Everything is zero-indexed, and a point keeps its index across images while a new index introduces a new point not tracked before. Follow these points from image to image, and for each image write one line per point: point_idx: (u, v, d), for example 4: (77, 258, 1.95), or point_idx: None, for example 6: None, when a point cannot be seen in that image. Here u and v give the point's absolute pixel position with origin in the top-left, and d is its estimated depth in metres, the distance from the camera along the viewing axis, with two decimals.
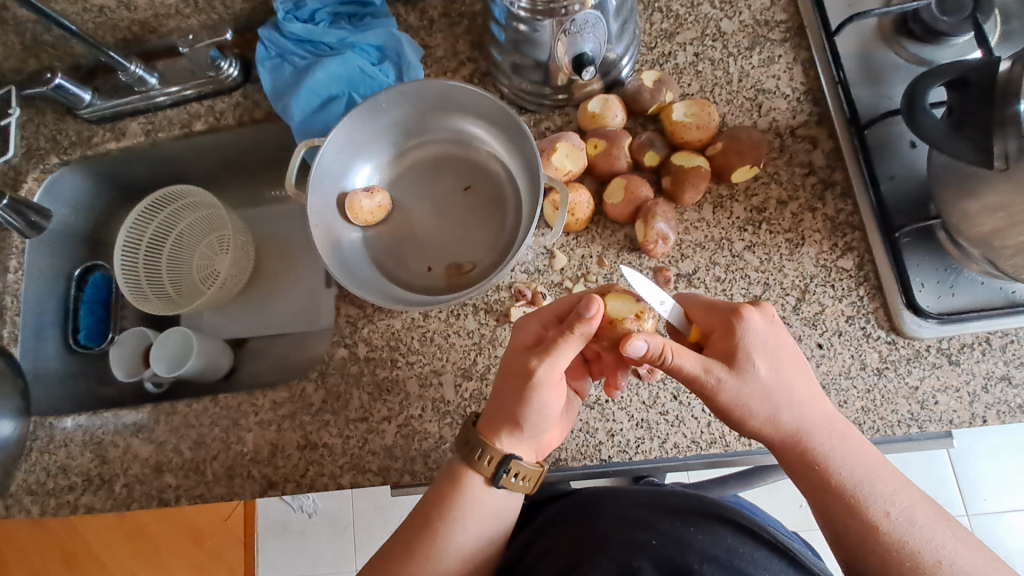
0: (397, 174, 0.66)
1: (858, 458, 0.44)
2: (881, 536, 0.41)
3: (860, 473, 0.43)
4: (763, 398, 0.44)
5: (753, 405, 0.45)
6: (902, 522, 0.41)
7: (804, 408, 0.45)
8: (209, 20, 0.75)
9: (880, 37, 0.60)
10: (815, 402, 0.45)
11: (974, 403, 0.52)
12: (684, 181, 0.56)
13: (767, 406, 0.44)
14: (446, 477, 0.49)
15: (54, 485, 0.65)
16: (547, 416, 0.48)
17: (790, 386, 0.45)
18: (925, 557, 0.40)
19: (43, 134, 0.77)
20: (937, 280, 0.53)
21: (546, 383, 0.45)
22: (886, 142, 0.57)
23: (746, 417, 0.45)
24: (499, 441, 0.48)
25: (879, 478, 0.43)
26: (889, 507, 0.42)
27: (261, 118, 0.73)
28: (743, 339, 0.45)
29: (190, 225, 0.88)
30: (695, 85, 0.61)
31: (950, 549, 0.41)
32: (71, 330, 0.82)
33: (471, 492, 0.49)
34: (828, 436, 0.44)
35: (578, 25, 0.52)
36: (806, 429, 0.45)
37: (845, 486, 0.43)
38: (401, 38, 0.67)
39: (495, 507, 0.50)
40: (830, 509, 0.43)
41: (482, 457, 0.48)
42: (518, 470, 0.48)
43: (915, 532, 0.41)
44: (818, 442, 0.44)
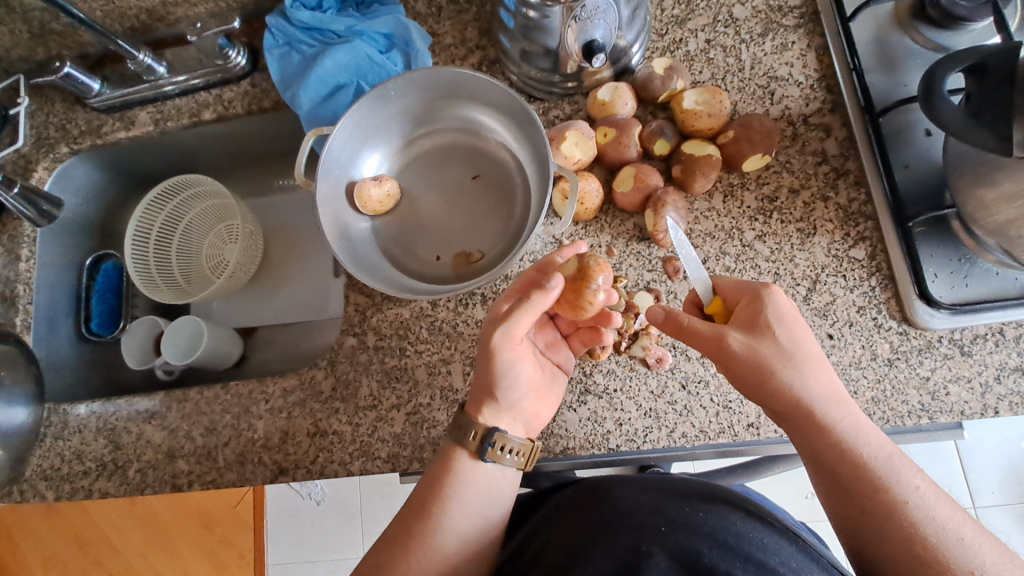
0: (406, 162, 0.66)
1: (877, 439, 0.44)
2: (901, 514, 0.41)
3: (882, 455, 0.43)
4: (792, 364, 0.45)
5: (781, 369, 0.44)
6: (924, 501, 0.41)
7: (828, 384, 0.45)
8: (216, 7, 0.74)
9: (897, 22, 0.58)
10: (835, 377, 0.46)
11: (985, 394, 0.51)
12: (694, 169, 0.55)
13: (796, 373, 0.45)
14: (440, 461, 0.50)
15: (69, 470, 0.66)
16: (516, 382, 0.50)
17: (814, 356, 0.46)
18: (943, 536, 0.40)
19: (52, 123, 0.78)
20: (950, 270, 0.53)
21: (505, 346, 0.49)
22: (901, 130, 0.56)
23: (773, 383, 0.45)
24: (483, 415, 0.50)
25: (897, 458, 0.43)
26: (909, 488, 0.42)
27: (269, 108, 0.72)
28: (769, 307, 0.46)
29: (199, 214, 0.88)
30: (707, 72, 0.60)
31: (967, 530, 0.40)
32: (83, 318, 0.83)
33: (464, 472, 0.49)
34: (847, 412, 0.45)
35: (588, 11, 0.52)
36: (830, 402, 0.45)
37: (864, 464, 0.43)
38: (409, 26, 0.66)
39: (492, 488, 0.51)
40: (851, 487, 0.43)
41: (468, 435, 0.50)
42: (505, 444, 0.49)
43: (934, 511, 0.41)
44: (837, 418, 0.44)
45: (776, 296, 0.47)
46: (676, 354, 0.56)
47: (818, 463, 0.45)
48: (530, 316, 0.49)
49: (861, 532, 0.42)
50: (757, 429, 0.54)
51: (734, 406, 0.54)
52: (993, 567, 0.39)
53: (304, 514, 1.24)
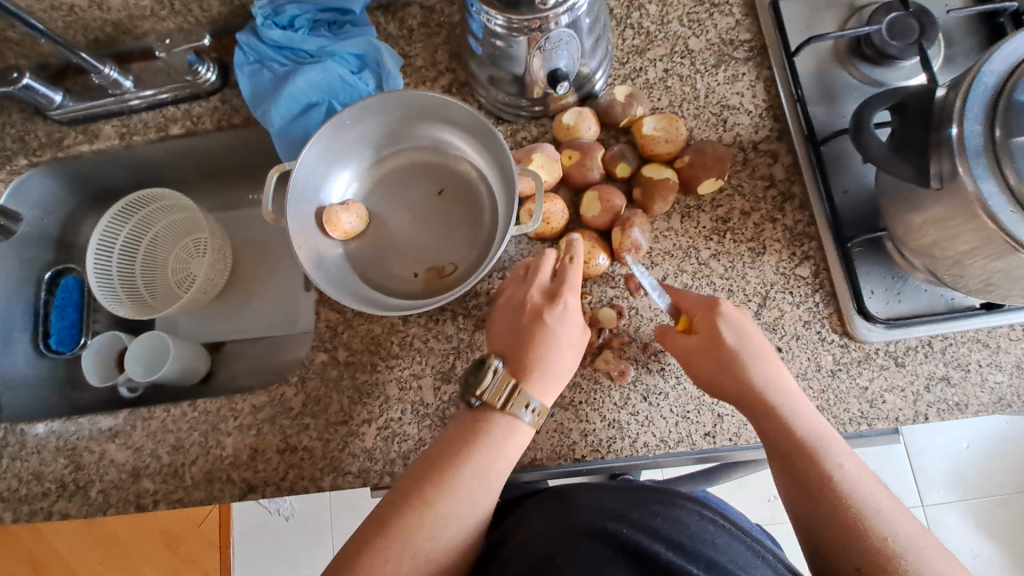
0: (371, 184, 0.67)
1: (813, 422, 0.50)
2: (829, 489, 0.47)
3: (818, 434, 0.50)
4: (735, 361, 0.52)
5: (728, 366, 0.52)
6: (848, 476, 0.47)
7: (774, 375, 0.52)
8: (185, 22, 0.74)
9: (837, 58, 0.63)
10: (781, 371, 0.52)
11: (917, 401, 0.56)
12: (653, 192, 0.59)
13: (740, 367, 0.51)
14: (428, 466, 0.51)
15: (27, 491, 0.64)
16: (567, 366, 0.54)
17: (762, 354, 0.52)
18: (865, 506, 0.46)
19: (9, 135, 0.76)
20: (885, 287, 0.57)
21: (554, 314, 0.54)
22: (841, 158, 0.60)
23: (719, 380, 0.52)
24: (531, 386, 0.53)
25: (833, 439, 0.50)
26: (843, 461, 0.48)
27: (239, 124, 0.73)
28: (722, 315, 0.53)
29: (162, 229, 0.88)
30: (665, 99, 0.64)
31: (884, 503, 0.46)
32: (42, 333, 0.81)
33: (464, 488, 0.49)
34: (790, 400, 0.51)
35: (552, 43, 0.55)
36: (773, 391, 0.51)
37: (803, 438, 0.49)
38: (380, 47, 0.68)
39: (492, 490, 0.51)
40: (785, 460, 0.49)
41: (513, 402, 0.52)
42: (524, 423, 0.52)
43: (861, 482, 0.47)
44: (779, 405, 0.51)
45: (728, 305, 0.54)
46: (638, 367, 0.58)
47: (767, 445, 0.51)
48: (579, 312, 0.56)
49: (797, 504, 0.48)
50: (713, 437, 0.57)
51: (692, 416, 0.57)
52: (905, 534, 0.44)
53: (272, 529, 1.22)
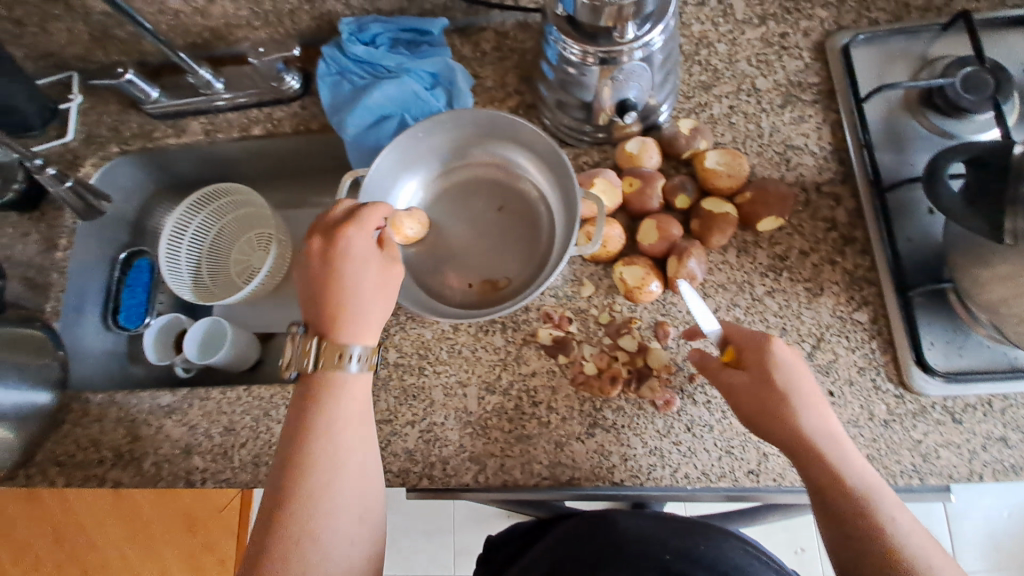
0: (434, 196, 0.70)
1: (864, 472, 0.48)
2: (880, 543, 0.45)
3: (868, 484, 0.47)
4: (784, 403, 0.49)
5: (776, 409, 0.49)
6: (900, 530, 0.45)
7: (824, 421, 0.49)
8: (276, 33, 0.80)
9: (907, 107, 0.63)
10: (830, 417, 0.50)
11: (972, 460, 0.54)
12: (712, 225, 0.59)
13: (788, 410, 0.49)
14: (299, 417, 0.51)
15: (86, 457, 0.68)
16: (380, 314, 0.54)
17: (809, 399, 0.50)
18: (918, 565, 0.43)
19: (106, 124, 0.83)
20: (945, 340, 0.56)
21: (348, 264, 0.52)
22: (906, 206, 0.60)
23: (766, 422, 0.50)
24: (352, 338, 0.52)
25: (884, 491, 0.47)
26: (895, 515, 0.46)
27: (315, 129, 0.77)
28: (772, 355, 0.50)
29: (230, 221, 0.93)
30: (728, 135, 0.65)
31: (939, 562, 0.44)
32: (111, 310, 0.86)
33: (330, 412, 0.51)
34: (838, 447, 0.49)
35: (624, 74, 0.57)
36: (822, 438, 0.49)
37: (854, 488, 0.47)
38: (455, 67, 0.71)
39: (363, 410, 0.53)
40: (832, 509, 0.47)
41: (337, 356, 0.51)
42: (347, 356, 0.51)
43: (913, 539, 0.45)
44: (827, 452, 0.48)
45: (781, 343, 0.51)
46: (683, 397, 0.59)
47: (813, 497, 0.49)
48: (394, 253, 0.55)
49: (843, 556, 0.46)
50: (756, 475, 0.56)
51: (737, 452, 0.57)
52: None
53: None
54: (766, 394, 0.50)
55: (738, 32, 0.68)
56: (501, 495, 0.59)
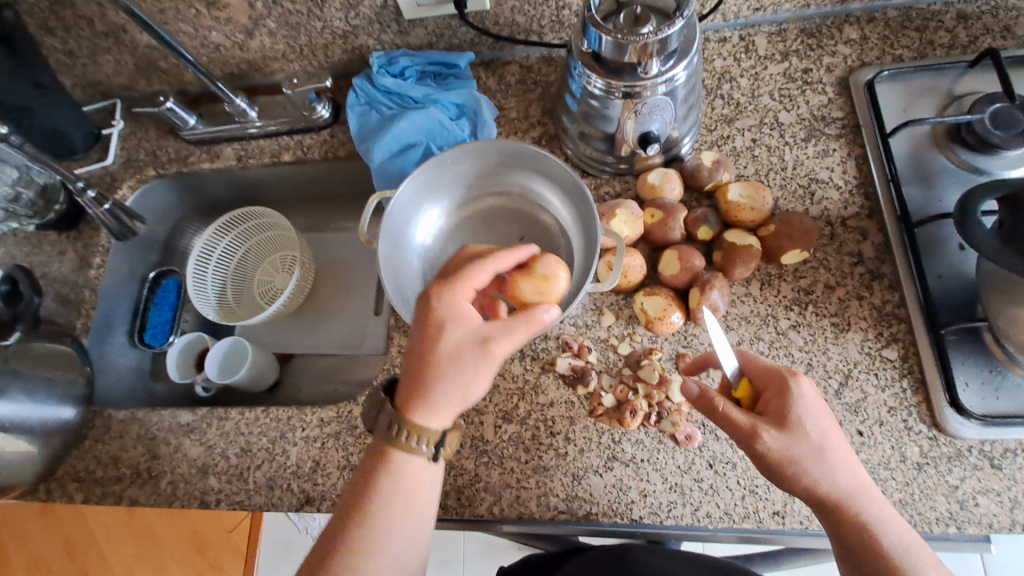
0: (456, 222, 0.70)
1: (901, 532, 0.44)
2: None
3: (906, 544, 0.43)
4: (814, 458, 0.45)
5: (805, 465, 0.45)
6: None
7: (852, 474, 0.45)
8: (309, 65, 0.83)
9: (934, 142, 0.63)
10: (858, 468, 0.46)
11: (1014, 509, 0.51)
12: (735, 257, 0.59)
13: (818, 466, 0.45)
14: (368, 469, 0.47)
15: (106, 473, 0.69)
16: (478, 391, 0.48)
17: (839, 451, 0.45)
18: None
19: (145, 148, 0.87)
20: (981, 381, 0.54)
21: (443, 325, 0.48)
22: (936, 242, 0.59)
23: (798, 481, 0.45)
24: (429, 423, 0.47)
25: (922, 550, 0.43)
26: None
27: (343, 156, 0.80)
28: (795, 401, 0.46)
29: (257, 243, 0.95)
30: (751, 167, 0.65)
31: None
32: (138, 328, 0.88)
33: (388, 490, 0.47)
34: (870, 503, 0.45)
35: (648, 107, 0.57)
36: (853, 494, 0.45)
37: (891, 551, 0.43)
38: (481, 99, 0.73)
39: (427, 485, 0.48)
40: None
41: (410, 438, 0.47)
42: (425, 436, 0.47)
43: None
44: (859, 508, 0.44)
45: (804, 385, 0.47)
46: (704, 432, 0.57)
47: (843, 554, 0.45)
48: (516, 323, 0.48)
49: None
50: (782, 517, 0.54)
51: (760, 491, 0.55)
52: None
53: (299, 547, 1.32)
54: (794, 448, 0.45)
55: (760, 68, 0.69)
56: (515, 529, 0.58)
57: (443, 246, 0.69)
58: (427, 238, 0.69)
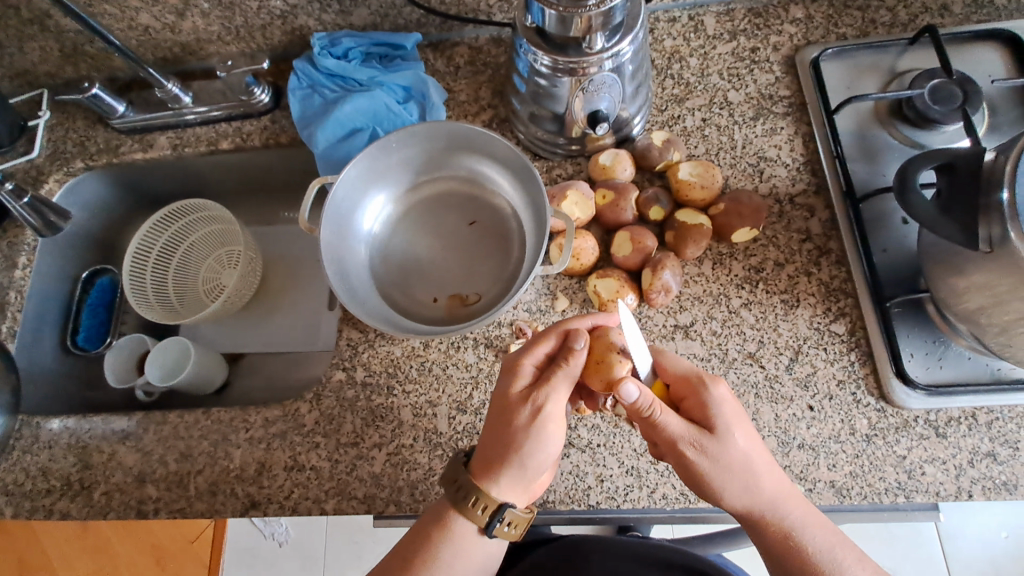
0: (405, 209, 0.67)
1: (821, 531, 0.47)
2: None
3: (827, 544, 0.46)
4: (739, 470, 0.46)
5: (729, 477, 0.46)
6: None
7: (774, 479, 0.47)
8: (247, 47, 0.79)
9: (877, 119, 0.63)
10: (778, 473, 0.48)
11: (959, 476, 0.52)
12: (686, 236, 0.58)
13: (742, 476, 0.46)
14: (433, 521, 0.49)
15: (32, 487, 0.64)
16: (543, 458, 0.49)
17: (760, 458, 0.47)
18: None
19: (71, 139, 0.81)
20: (926, 352, 0.55)
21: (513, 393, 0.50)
22: (880, 217, 0.59)
23: (722, 491, 0.47)
24: (493, 489, 0.48)
25: (843, 545, 0.46)
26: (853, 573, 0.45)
27: (286, 143, 0.76)
28: (715, 409, 0.48)
29: (201, 237, 0.90)
30: (702, 147, 0.65)
31: None
32: (71, 331, 0.82)
33: (450, 547, 0.48)
34: (794, 507, 0.47)
35: (595, 85, 0.56)
36: (776, 500, 0.47)
37: (813, 554, 0.46)
38: (427, 80, 0.71)
39: (477, 559, 0.50)
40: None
41: (475, 505, 0.48)
42: (511, 519, 0.48)
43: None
44: (783, 515, 0.47)
45: (721, 392, 0.48)
46: None
47: (765, 547, 0.48)
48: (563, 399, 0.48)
49: None
50: None
51: None
52: None
53: (264, 554, 1.27)
54: (719, 459, 0.46)
55: (709, 47, 0.69)
56: None
57: (391, 233, 0.67)
58: (374, 225, 0.66)
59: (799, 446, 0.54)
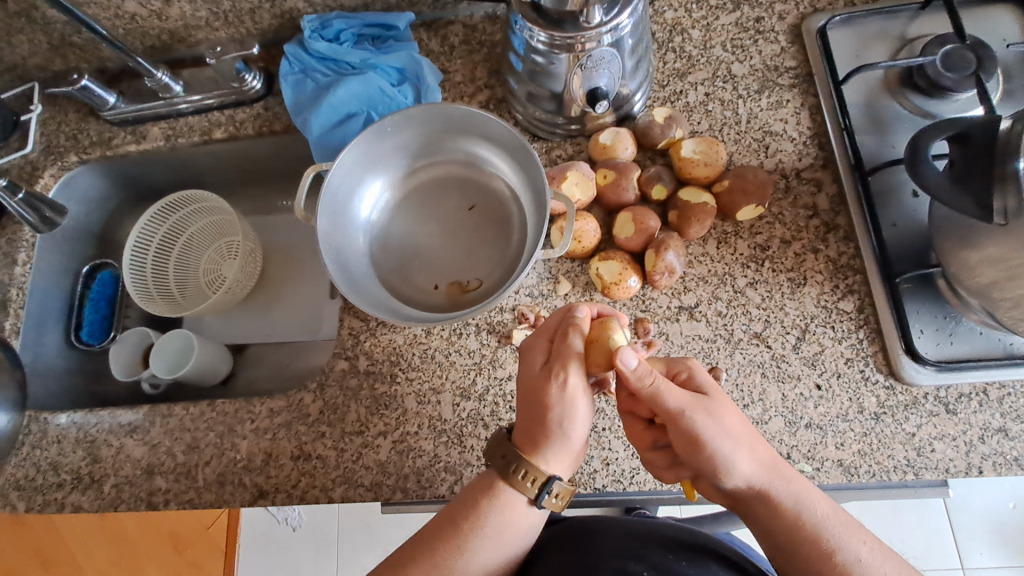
0: (402, 195, 0.66)
1: (814, 501, 0.46)
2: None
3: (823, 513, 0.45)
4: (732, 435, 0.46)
5: (726, 444, 0.45)
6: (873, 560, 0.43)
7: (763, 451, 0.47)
8: (237, 33, 0.77)
9: (886, 88, 0.61)
10: (769, 448, 0.48)
11: (969, 453, 0.52)
12: (690, 216, 0.57)
13: (735, 445, 0.46)
14: (483, 489, 0.49)
15: (43, 481, 0.64)
16: (581, 427, 0.49)
17: (746, 430, 0.48)
18: None
19: (63, 132, 0.79)
20: (936, 327, 0.54)
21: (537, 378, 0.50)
22: (890, 189, 0.58)
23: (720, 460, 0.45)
24: (542, 462, 0.49)
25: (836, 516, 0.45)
26: (855, 548, 0.44)
27: (280, 131, 0.75)
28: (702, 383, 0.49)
29: (200, 229, 0.89)
30: (705, 123, 0.63)
31: None
32: (74, 325, 0.82)
33: (499, 517, 0.48)
34: (786, 481, 0.46)
35: (594, 61, 0.54)
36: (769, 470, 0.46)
37: (811, 525, 0.44)
38: (422, 62, 0.69)
39: (524, 530, 0.49)
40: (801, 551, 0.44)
41: (525, 477, 0.48)
42: (557, 489, 0.48)
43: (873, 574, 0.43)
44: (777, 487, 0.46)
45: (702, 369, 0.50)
46: None
47: (760, 528, 0.46)
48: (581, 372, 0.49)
49: None
50: None
51: None
52: None
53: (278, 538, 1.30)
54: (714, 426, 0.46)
55: (711, 18, 0.66)
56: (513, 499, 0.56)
57: (390, 221, 0.66)
58: (372, 212, 0.65)
59: (806, 426, 0.53)
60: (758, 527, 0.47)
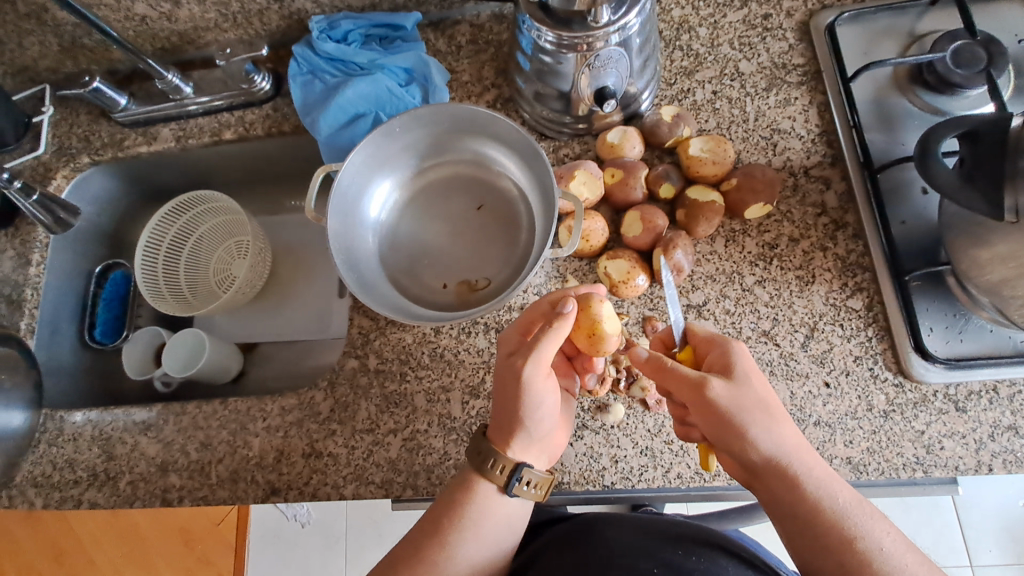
0: (411, 194, 0.67)
1: (836, 484, 0.45)
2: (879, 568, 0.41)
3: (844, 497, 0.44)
4: (759, 408, 0.46)
5: (754, 416, 0.46)
6: (895, 547, 0.42)
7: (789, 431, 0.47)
8: (246, 34, 0.78)
9: (895, 85, 0.61)
10: (797, 429, 0.48)
11: (979, 450, 0.52)
12: (697, 214, 0.57)
13: (762, 418, 0.46)
14: (456, 486, 0.50)
15: (60, 478, 0.65)
16: (546, 416, 0.50)
17: (778, 408, 0.48)
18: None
19: (75, 134, 0.80)
20: (945, 325, 0.54)
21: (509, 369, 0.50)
22: (899, 187, 0.58)
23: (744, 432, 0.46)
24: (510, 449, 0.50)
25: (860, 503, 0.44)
26: (877, 535, 0.42)
27: (289, 131, 0.75)
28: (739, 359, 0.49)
29: (210, 229, 0.90)
30: (712, 121, 0.63)
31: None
32: (88, 324, 0.84)
33: (475, 510, 0.49)
34: (808, 462, 0.46)
35: (601, 60, 0.54)
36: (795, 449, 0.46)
37: (833, 508, 0.43)
38: (430, 62, 0.69)
39: (504, 519, 0.50)
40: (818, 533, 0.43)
41: (494, 466, 0.49)
42: (529, 478, 0.50)
43: (898, 566, 0.41)
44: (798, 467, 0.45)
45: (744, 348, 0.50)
46: None
47: (777, 508, 0.46)
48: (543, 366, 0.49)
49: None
50: None
51: None
52: None
53: (288, 535, 1.31)
54: (741, 399, 0.46)
55: (719, 15, 0.66)
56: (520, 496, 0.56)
57: (399, 220, 0.66)
58: (381, 212, 0.65)
59: (815, 424, 0.53)
60: (778, 515, 0.45)
